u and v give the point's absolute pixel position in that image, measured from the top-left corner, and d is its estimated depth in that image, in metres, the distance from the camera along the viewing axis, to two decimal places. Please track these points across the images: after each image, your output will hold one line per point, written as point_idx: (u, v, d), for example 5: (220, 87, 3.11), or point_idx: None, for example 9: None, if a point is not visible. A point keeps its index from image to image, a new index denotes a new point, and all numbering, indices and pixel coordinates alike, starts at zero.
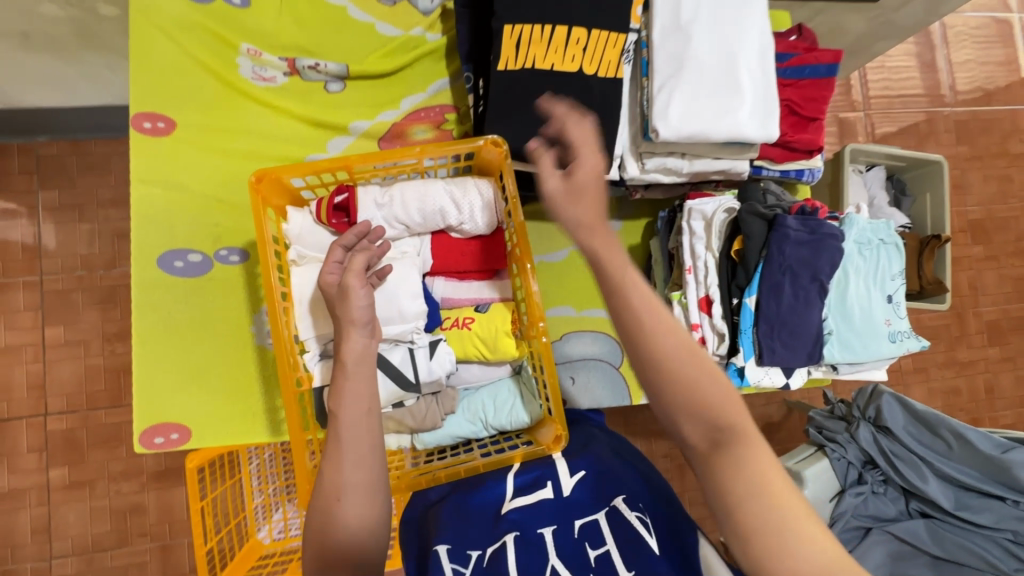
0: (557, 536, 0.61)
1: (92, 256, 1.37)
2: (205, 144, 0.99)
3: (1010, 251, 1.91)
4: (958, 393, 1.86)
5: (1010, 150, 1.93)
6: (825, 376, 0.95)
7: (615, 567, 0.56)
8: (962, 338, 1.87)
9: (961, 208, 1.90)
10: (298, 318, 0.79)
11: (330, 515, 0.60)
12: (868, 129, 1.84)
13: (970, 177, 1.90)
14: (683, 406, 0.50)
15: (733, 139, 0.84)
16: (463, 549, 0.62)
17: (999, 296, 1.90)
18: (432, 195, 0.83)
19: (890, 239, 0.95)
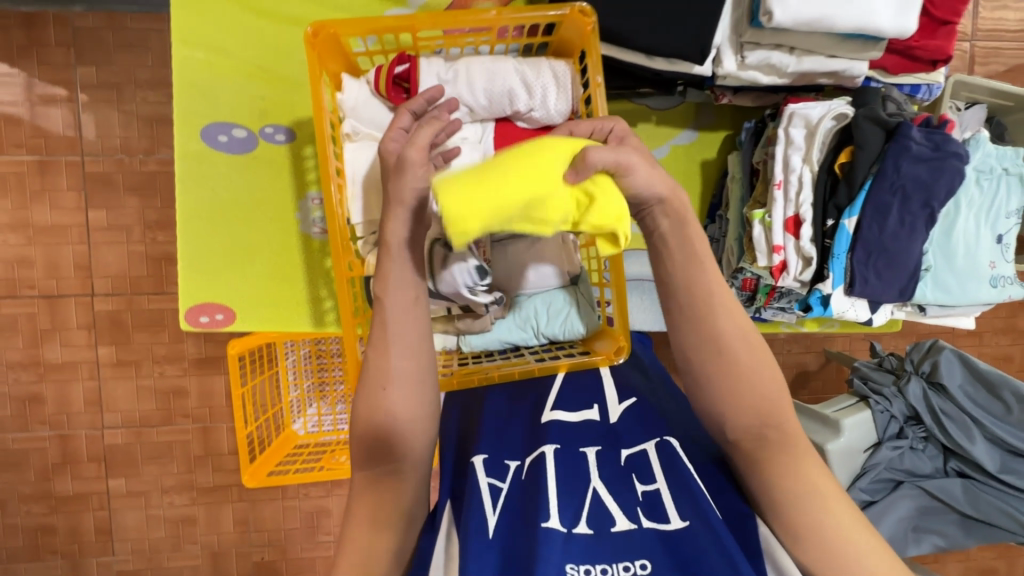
0: (602, 461, 0.60)
1: (133, 141, 1.33)
2: (249, 4, 0.89)
3: None
4: (1011, 360, 1.77)
5: None
6: (908, 317, 0.88)
7: (664, 506, 0.56)
8: None
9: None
10: (351, 198, 0.73)
11: (376, 409, 0.57)
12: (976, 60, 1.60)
13: None
14: (700, 404, 0.56)
15: (861, 31, 0.72)
16: (500, 460, 0.61)
17: None
18: (502, 74, 0.74)
19: (1016, 169, 0.82)
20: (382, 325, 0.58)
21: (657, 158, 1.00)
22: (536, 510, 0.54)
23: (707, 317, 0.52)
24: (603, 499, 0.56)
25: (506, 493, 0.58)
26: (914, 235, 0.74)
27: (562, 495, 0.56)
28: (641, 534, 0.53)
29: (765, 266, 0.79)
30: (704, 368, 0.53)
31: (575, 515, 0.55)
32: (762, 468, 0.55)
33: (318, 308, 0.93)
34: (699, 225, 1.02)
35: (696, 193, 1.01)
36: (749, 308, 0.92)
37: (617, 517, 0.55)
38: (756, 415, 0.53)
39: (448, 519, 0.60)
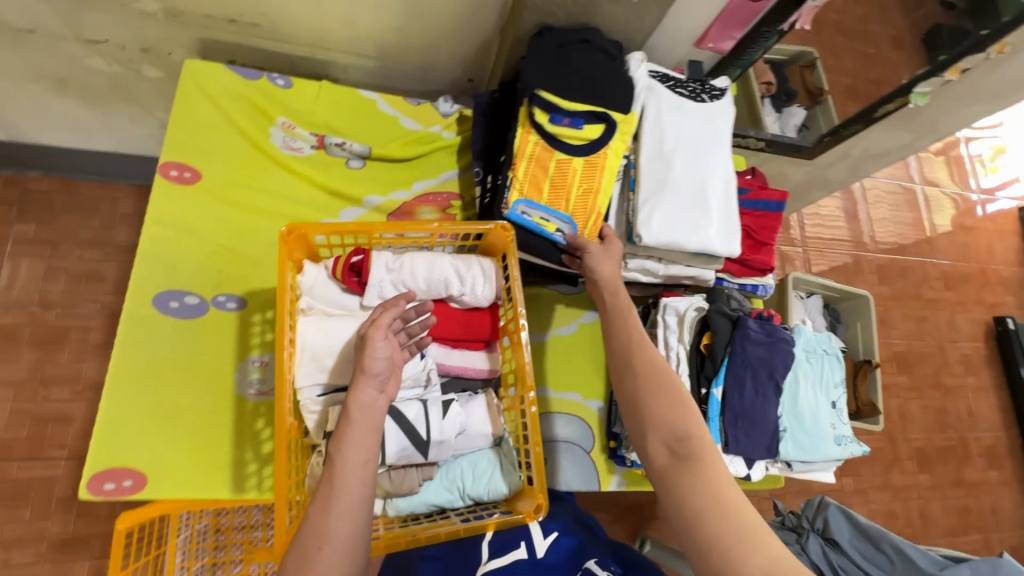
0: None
1: (51, 294, 1.33)
2: (224, 196, 1.06)
3: (929, 383, 2.13)
4: (893, 516, 1.95)
5: (922, 295, 2.22)
6: (781, 473, 1.02)
7: None
8: (895, 462, 2.01)
9: (887, 340, 2.13)
10: (298, 365, 0.81)
11: (304, 567, 0.59)
12: (805, 262, 2.09)
13: (892, 314, 2.16)
14: (655, 417, 0.73)
15: (703, 251, 0.99)
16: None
17: (924, 425, 2.08)
18: (439, 266, 0.92)
19: (832, 350, 1.09)
20: (331, 485, 0.64)
21: (568, 332, 1.18)
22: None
23: (634, 350, 0.80)
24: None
25: None
26: (768, 403, 0.93)
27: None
28: None
29: None
30: (644, 397, 0.75)
31: None
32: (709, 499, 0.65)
33: (240, 472, 0.92)
34: (606, 389, 1.17)
35: (601, 362, 1.19)
36: None
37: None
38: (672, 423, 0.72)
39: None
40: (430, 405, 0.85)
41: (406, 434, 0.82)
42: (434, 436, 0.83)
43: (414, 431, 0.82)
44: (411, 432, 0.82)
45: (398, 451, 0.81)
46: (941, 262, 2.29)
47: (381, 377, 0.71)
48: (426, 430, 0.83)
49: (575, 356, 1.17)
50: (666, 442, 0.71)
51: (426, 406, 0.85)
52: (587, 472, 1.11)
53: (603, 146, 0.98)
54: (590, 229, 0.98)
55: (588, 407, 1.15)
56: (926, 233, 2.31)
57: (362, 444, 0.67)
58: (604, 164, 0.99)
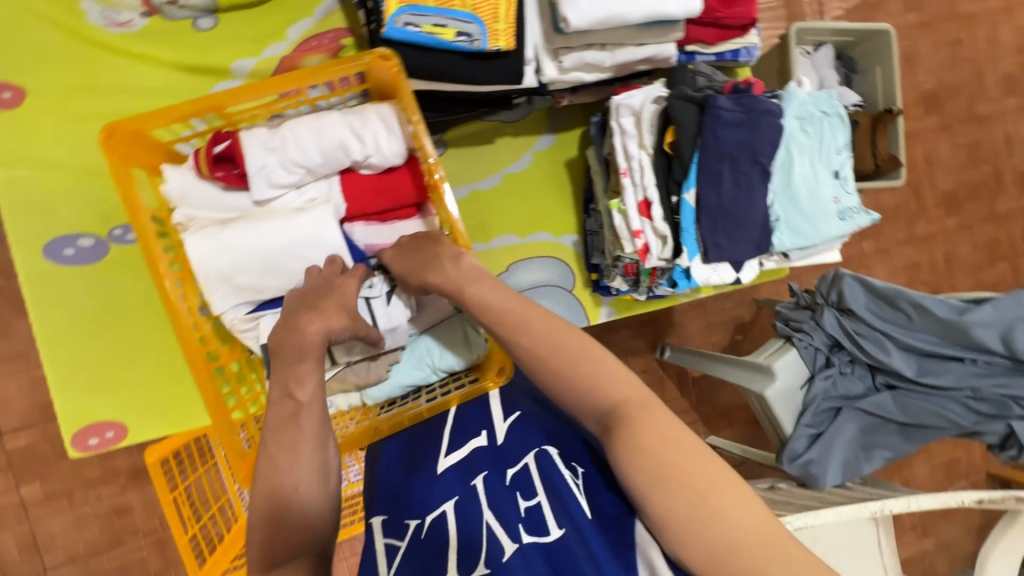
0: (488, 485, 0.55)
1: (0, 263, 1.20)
2: (66, 111, 0.87)
3: (962, 118, 1.88)
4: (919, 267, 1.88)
5: (959, 10, 1.84)
6: (779, 265, 0.92)
7: (544, 520, 0.51)
8: (920, 214, 1.88)
9: (913, 79, 1.83)
10: (205, 289, 0.71)
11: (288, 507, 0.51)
12: (811, 6, 1.71)
13: (920, 45, 1.82)
14: (571, 392, 0.53)
15: (654, 18, 0.76)
16: (400, 519, 0.54)
17: (953, 166, 1.89)
18: (328, 129, 0.74)
19: (833, 110, 0.89)
20: (291, 406, 0.56)
21: (522, 167, 1.02)
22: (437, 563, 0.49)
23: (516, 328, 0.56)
24: (492, 529, 0.50)
25: (403, 551, 0.51)
26: (751, 190, 0.78)
27: (461, 543, 0.50)
28: (522, 552, 0.48)
29: (632, 251, 0.83)
30: (553, 376, 0.54)
31: (472, 558, 0.49)
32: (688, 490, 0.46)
33: None
34: (579, 221, 1.05)
35: (568, 193, 1.04)
36: (638, 291, 0.94)
37: (502, 542, 0.49)
38: (596, 399, 0.52)
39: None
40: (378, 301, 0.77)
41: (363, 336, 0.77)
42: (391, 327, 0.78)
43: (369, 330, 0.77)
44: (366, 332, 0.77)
45: (355, 351, 0.77)
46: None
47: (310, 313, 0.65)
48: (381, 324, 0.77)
49: (535, 193, 1.03)
50: (594, 414, 0.53)
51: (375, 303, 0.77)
52: (573, 310, 1.04)
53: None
54: (502, 30, 0.75)
55: (561, 244, 1.04)
56: None
57: (314, 373, 0.58)
58: None
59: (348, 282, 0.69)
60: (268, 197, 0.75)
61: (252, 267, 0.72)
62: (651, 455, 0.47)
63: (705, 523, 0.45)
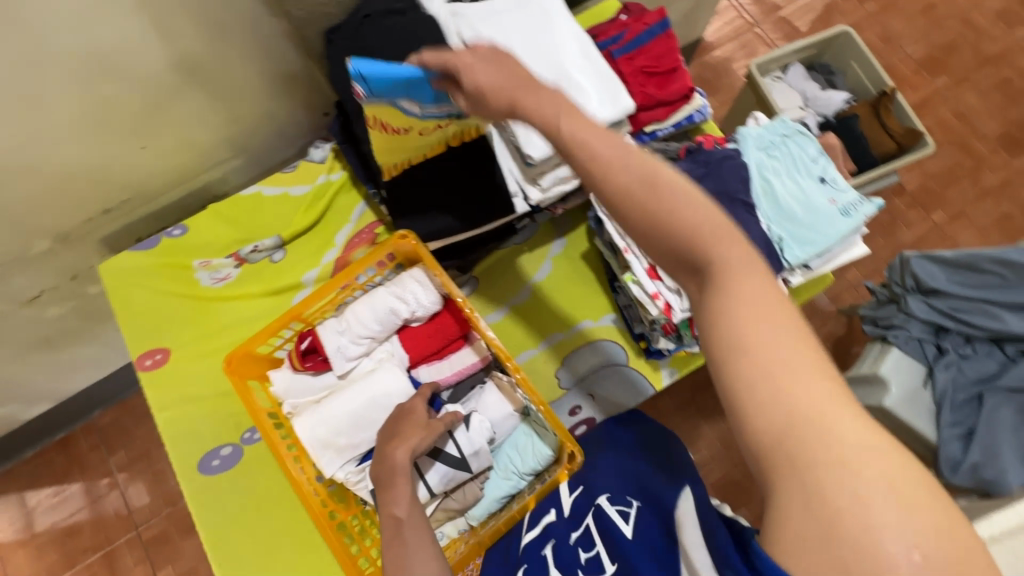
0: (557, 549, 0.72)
1: (171, 490, 1.48)
2: (199, 354, 1.13)
3: (976, 64, 1.82)
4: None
5: None
6: (807, 277, 0.94)
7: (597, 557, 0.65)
8: (983, 166, 1.73)
9: (902, 52, 1.83)
10: (316, 458, 0.86)
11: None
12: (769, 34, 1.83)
13: (892, 22, 1.85)
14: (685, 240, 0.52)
15: (599, 126, 0.92)
16: None
17: (993, 108, 1.78)
18: (378, 302, 0.92)
19: (791, 130, 0.98)
20: (398, 527, 0.68)
21: (546, 274, 1.16)
22: None
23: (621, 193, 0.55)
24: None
25: None
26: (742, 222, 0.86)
27: None
28: None
29: (658, 312, 0.91)
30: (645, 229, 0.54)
31: None
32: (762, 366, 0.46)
33: None
34: (611, 300, 1.14)
35: (593, 280, 1.16)
36: (686, 343, 0.99)
37: None
38: (699, 262, 0.52)
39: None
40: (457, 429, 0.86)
41: (452, 464, 0.85)
42: (473, 450, 0.86)
43: (454, 457, 0.85)
44: (450, 459, 0.85)
45: (444, 479, 0.85)
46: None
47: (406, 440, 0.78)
48: (461, 448, 0.85)
49: (567, 290, 1.15)
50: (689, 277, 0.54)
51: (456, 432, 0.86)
52: (636, 382, 1.08)
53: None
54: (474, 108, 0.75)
55: (605, 325, 1.13)
56: None
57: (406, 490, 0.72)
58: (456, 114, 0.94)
59: (416, 404, 0.84)
60: (347, 369, 0.91)
61: (347, 429, 0.86)
62: (727, 329, 0.48)
63: (777, 411, 0.45)
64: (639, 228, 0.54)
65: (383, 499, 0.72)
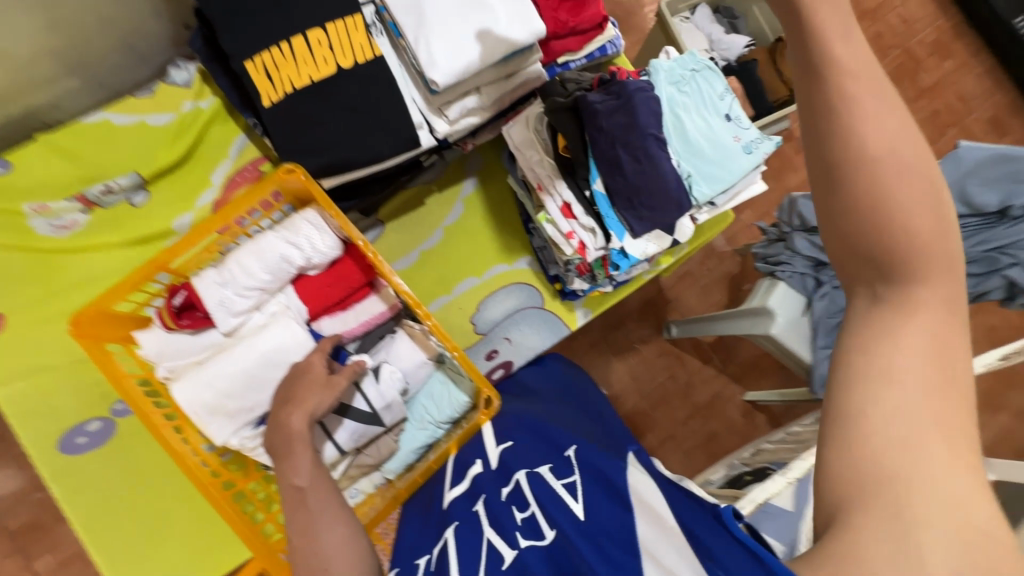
0: (488, 505, 0.57)
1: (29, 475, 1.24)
2: (45, 318, 0.95)
3: None
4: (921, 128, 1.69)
5: None
6: (710, 215, 0.97)
7: (539, 526, 0.49)
8: None
9: None
10: (203, 426, 0.77)
11: (315, 574, 0.59)
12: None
13: None
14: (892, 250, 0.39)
15: (507, 50, 0.83)
16: (410, 561, 0.58)
17: None
18: (266, 249, 0.81)
19: (701, 66, 0.97)
20: (299, 495, 0.63)
21: (458, 216, 1.10)
22: None
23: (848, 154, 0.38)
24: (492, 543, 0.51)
25: None
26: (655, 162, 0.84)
27: (460, 557, 0.51)
28: (525, 559, 0.46)
29: (572, 252, 0.89)
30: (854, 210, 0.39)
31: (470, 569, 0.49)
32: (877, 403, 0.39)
33: None
34: (526, 242, 1.11)
35: (507, 221, 1.11)
36: (599, 283, 1.00)
37: (502, 553, 0.49)
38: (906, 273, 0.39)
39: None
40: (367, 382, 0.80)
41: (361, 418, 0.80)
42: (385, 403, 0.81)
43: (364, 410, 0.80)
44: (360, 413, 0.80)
45: (355, 436, 0.81)
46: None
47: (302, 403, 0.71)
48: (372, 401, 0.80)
49: (480, 233, 1.10)
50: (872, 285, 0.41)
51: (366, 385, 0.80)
52: (552, 324, 1.08)
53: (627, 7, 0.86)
54: None
55: (520, 269, 1.10)
56: None
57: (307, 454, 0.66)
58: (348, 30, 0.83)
59: (313, 359, 0.77)
60: (232, 326, 0.81)
61: (237, 392, 0.77)
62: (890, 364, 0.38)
63: (881, 449, 0.37)
64: (839, 179, 0.39)
65: (282, 465, 0.66)
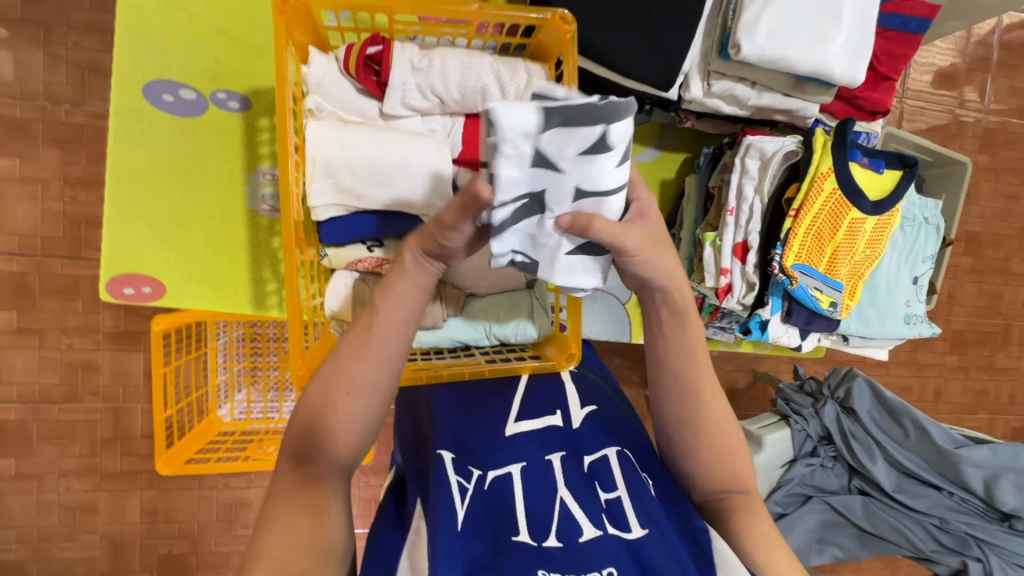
0: (566, 466, 0.60)
1: (34, 68, 1.05)
2: None
3: None
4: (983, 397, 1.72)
5: None
6: (834, 344, 0.94)
7: (625, 516, 0.56)
8: (1001, 348, 1.72)
9: None
10: (309, 180, 0.69)
11: (329, 401, 0.56)
12: (969, 89, 1.54)
13: None
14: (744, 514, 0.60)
15: (817, 75, 0.76)
16: (465, 463, 0.59)
17: None
18: (476, 69, 0.72)
19: (933, 219, 0.90)
20: (367, 329, 0.58)
21: None
22: (503, 525, 0.54)
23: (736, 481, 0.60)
24: (571, 510, 0.56)
25: (471, 495, 0.56)
26: (843, 267, 0.79)
27: (530, 512, 0.55)
28: (607, 540, 0.53)
29: (712, 286, 0.83)
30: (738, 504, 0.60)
31: (545, 529, 0.54)
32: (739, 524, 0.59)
33: (259, 290, 0.88)
34: None
35: None
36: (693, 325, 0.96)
37: (582, 526, 0.54)
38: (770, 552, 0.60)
39: (415, 515, 0.56)
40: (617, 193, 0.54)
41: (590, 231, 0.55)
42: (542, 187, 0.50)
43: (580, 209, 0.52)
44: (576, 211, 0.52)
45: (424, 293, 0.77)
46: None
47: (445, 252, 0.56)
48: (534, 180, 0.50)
49: None
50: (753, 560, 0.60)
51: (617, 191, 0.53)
52: (620, 323, 1.05)
53: (897, 202, 0.79)
54: None
55: None
56: None
57: (415, 298, 0.59)
58: None
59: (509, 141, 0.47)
60: (396, 114, 0.73)
61: (360, 174, 0.69)
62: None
63: None
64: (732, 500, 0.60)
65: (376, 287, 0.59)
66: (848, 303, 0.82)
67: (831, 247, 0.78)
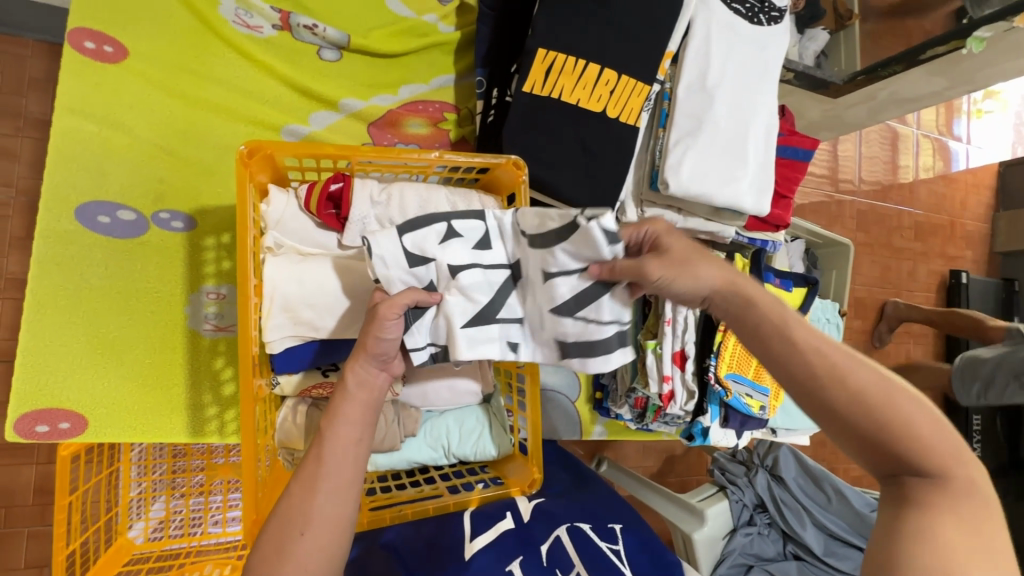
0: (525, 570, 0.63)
1: None
2: (164, 83, 0.84)
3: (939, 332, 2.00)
4: None
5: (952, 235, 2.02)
6: (765, 437, 1.03)
7: None
8: None
9: (909, 292, 1.94)
10: (265, 315, 0.68)
11: (281, 546, 0.54)
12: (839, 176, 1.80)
13: (919, 269, 1.95)
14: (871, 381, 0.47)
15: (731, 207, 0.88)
16: None
17: None
18: (436, 203, 0.76)
19: (833, 320, 1.07)
20: (317, 452, 0.57)
21: None
22: None
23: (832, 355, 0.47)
24: None
25: None
26: (767, 373, 0.88)
27: None
28: None
29: (656, 392, 0.87)
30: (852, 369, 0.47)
31: None
32: (905, 521, 0.44)
33: (199, 416, 0.82)
34: None
35: None
36: (641, 423, 1.01)
37: None
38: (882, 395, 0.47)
39: None
40: (521, 285, 0.64)
41: (565, 271, 0.58)
42: (447, 284, 0.61)
43: (495, 304, 0.64)
44: (493, 307, 0.63)
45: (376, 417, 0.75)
46: (975, 192, 2.05)
47: (385, 357, 0.60)
48: (435, 274, 0.61)
49: None
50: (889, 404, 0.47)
51: (516, 281, 0.64)
52: (570, 422, 1.09)
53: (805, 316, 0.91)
54: None
55: None
56: (969, 172, 2.04)
57: (364, 417, 0.60)
58: (631, 94, 0.82)
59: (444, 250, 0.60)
60: (355, 246, 0.74)
61: (319, 307, 0.69)
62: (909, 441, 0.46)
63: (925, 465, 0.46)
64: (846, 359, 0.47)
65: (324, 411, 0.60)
66: (774, 404, 0.91)
67: (756, 357, 0.87)
